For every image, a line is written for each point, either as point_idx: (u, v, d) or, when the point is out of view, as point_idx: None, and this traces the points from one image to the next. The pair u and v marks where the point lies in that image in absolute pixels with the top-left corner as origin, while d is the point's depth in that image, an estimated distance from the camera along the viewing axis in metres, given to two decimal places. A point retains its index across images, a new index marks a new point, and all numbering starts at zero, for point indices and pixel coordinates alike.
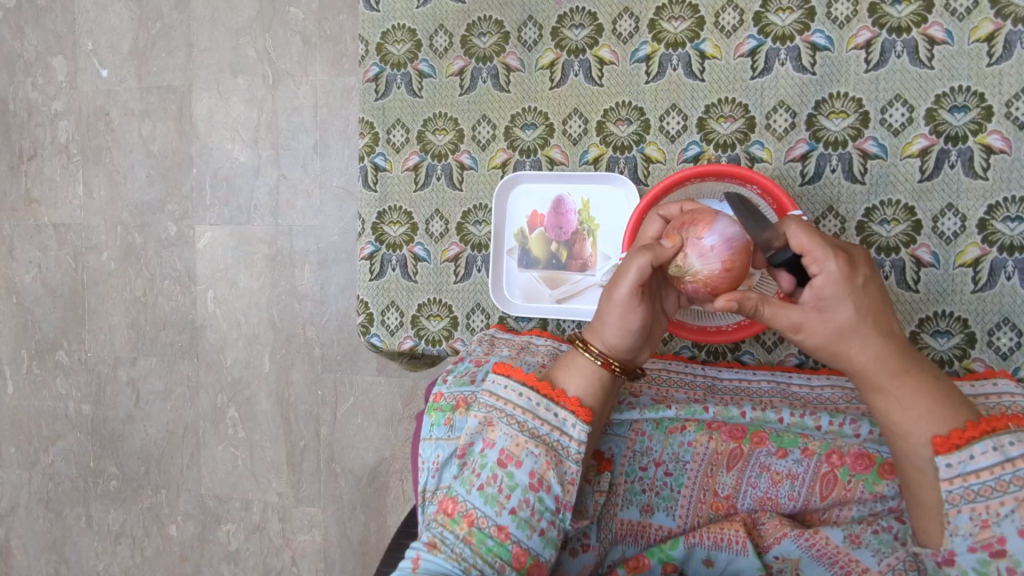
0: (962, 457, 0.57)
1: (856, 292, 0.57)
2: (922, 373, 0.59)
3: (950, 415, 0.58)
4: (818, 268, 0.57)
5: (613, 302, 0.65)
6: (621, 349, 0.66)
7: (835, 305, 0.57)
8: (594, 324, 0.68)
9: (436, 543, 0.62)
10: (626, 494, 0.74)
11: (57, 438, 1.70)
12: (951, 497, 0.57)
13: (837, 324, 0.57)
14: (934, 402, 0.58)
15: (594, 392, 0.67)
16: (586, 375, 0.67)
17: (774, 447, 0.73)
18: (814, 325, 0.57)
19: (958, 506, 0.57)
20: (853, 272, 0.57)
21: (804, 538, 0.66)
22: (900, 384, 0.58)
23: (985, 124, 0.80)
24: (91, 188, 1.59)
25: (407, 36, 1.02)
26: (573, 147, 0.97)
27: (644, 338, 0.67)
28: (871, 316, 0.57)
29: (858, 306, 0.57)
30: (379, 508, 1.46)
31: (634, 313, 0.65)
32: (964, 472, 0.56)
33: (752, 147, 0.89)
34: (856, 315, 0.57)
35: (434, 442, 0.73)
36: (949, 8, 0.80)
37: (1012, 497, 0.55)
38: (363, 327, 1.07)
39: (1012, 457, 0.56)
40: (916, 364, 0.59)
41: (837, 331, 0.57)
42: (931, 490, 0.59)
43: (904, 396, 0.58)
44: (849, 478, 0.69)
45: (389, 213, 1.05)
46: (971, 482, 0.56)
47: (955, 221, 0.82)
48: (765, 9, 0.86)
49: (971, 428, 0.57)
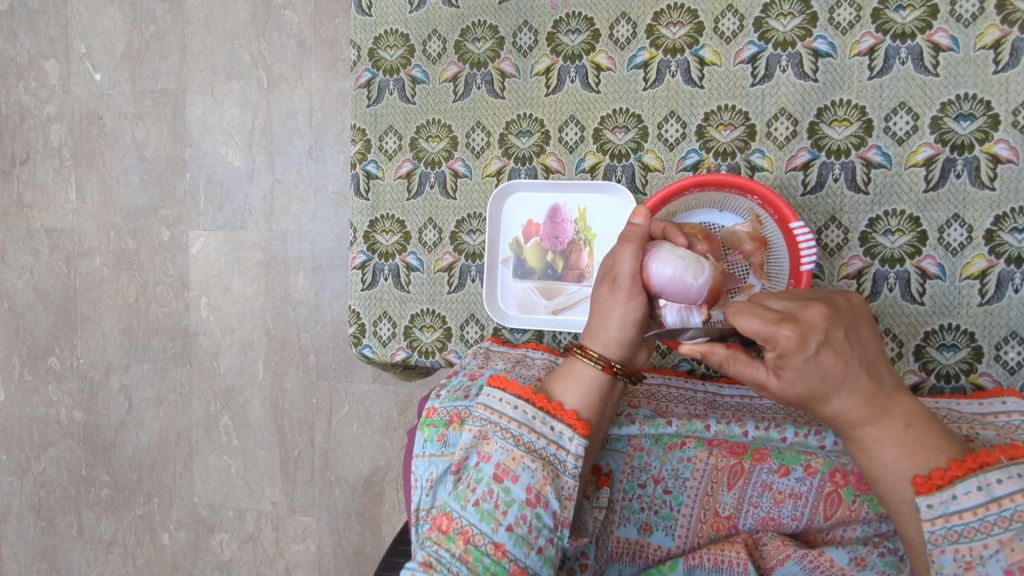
0: (943, 497, 0.53)
1: (812, 359, 0.51)
2: (894, 420, 0.54)
3: (928, 457, 0.54)
4: (772, 345, 0.51)
5: (613, 294, 0.66)
6: (624, 343, 0.67)
7: (788, 374, 0.52)
8: (593, 328, 0.68)
9: (431, 563, 0.59)
10: (624, 512, 0.72)
11: (48, 446, 1.67)
12: (934, 537, 0.54)
13: (797, 388, 0.52)
14: (905, 452, 0.54)
15: (591, 405, 0.65)
16: (583, 383, 0.66)
17: (776, 464, 0.69)
18: (773, 388, 0.53)
19: (942, 546, 0.54)
20: (806, 339, 0.50)
21: (807, 559, 0.64)
22: (867, 433, 0.55)
23: (992, 133, 0.78)
24: (84, 193, 1.57)
25: (400, 41, 1.00)
26: (569, 156, 0.95)
27: (641, 336, 0.68)
28: (834, 378, 0.52)
29: (816, 373, 0.51)
30: (374, 517, 1.44)
31: (637, 301, 0.66)
32: (946, 513, 0.53)
33: (752, 156, 0.87)
34: (814, 380, 0.52)
35: (426, 459, 0.70)
36: (954, 14, 0.78)
37: (995, 539, 0.52)
38: (355, 337, 1.05)
39: (998, 496, 0.53)
40: (891, 414, 0.54)
41: (797, 393, 0.53)
42: (913, 529, 0.56)
43: (871, 445, 0.55)
44: (854, 498, 0.66)
45: (381, 221, 1.03)
46: (954, 522, 0.53)
47: (961, 232, 0.80)
48: (766, 14, 0.84)
49: (953, 467, 0.54)
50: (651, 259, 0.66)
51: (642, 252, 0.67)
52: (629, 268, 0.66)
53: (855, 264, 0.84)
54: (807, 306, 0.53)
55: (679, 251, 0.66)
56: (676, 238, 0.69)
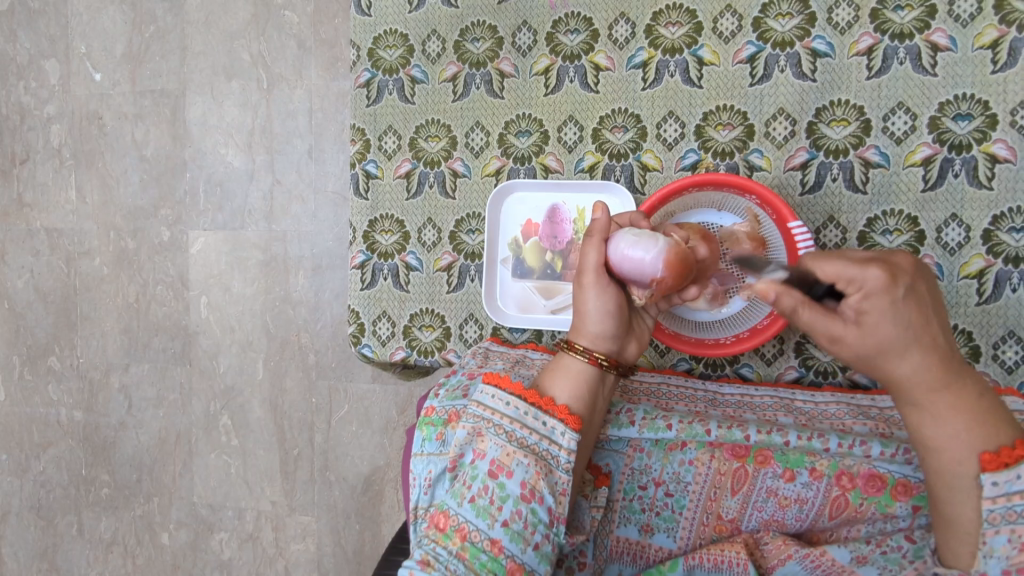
0: (1010, 476, 0.50)
1: (900, 304, 0.49)
2: (964, 388, 0.52)
3: (995, 430, 0.52)
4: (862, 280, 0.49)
5: (585, 288, 0.68)
6: (606, 335, 0.68)
7: (878, 318, 0.49)
8: (575, 325, 0.69)
9: (429, 561, 0.59)
10: (624, 512, 0.72)
11: (48, 445, 1.67)
12: (992, 517, 0.51)
13: (877, 339, 0.50)
14: (974, 421, 0.52)
15: (581, 400, 0.66)
16: (571, 376, 0.67)
17: (780, 468, 0.69)
18: (849, 339, 0.51)
19: (998, 526, 0.51)
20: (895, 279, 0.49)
21: (809, 559, 0.64)
22: (938, 401, 0.52)
23: (990, 133, 0.78)
24: (84, 193, 1.57)
25: (399, 41, 1.00)
26: (568, 155, 0.95)
27: (624, 327, 0.69)
28: (916, 329, 0.50)
29: (901, 320, 0.49)
30: (374, 516, 1.44)
31: (608, 291, 0.68)
32: (1010, 492, 0.50)
33: (751, 156, 0.87)
34: (899, 331, 0.49)
35: (424, 458, 0.70)
36: (952, 14, 0.78)
37: None
38: (354, 337, 1.05)
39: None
40: (961, 379, 0.52)
41: (879, 343, 0.50)
42: (969, 507, 0.52)
43: (940, 414, 0.52)
44: (860, 501, 0.66)
45: (380, 221, 1.04)
46: (1015, 503, 0.51)
47: (959, 232, 0.80)
48: (765, 14, 0.85)
49: (1020, 446, 0.51)
50: (612, 247, 0.68)
51: (605, 243, 0.69)
52: (595, 260, 0.68)
53: None
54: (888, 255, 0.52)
55: (635, 233, 0.68)
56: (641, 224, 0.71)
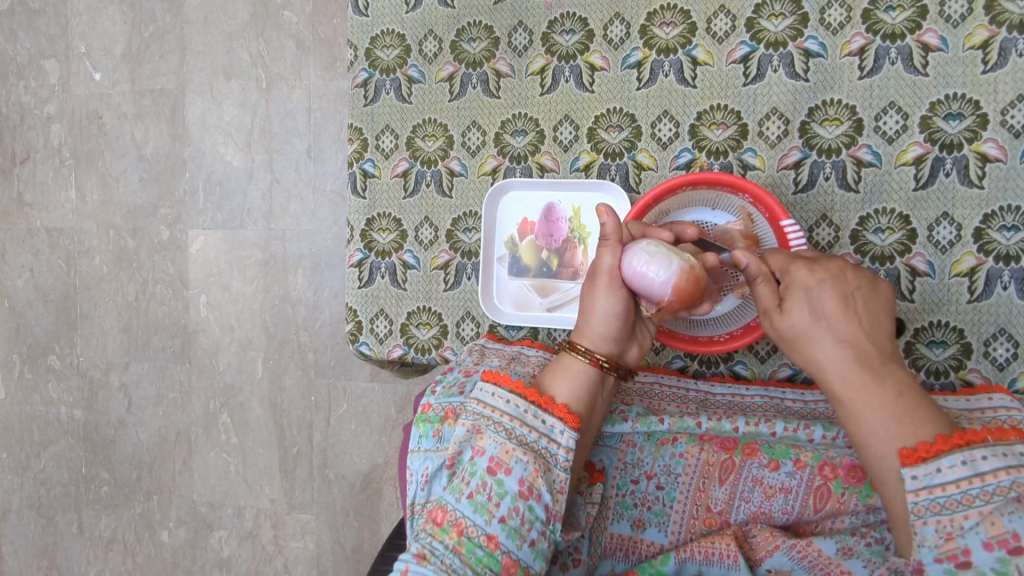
0: (928, 469, 0.54)
1: (810, 294, 0.62)
2: (886, 387, 0.57)
3: (916, 427, 0.56)
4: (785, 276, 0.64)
5: (596, 289, 0.69)
6: (608, 338, 0.69)
7: (792, 304, 0.62)
8: (580, 324, 0.70)
9: (425, 555, 0.60)
10: (617, 508, 0.73)
11: (48, 444, 1.68)
12: (917, 508, 0.54)
13: (792, 323, 0.62)
14: (893, 416, 0.56)
15: (581, 399, 0.67)
16: (571, 375, 0.67)
17: (766, 459, 0.71)
18: (772, 321, 0.63)
19: (924, 518, 0.54)
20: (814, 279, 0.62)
21: (796, 549, 0.64)
22: (857, 397, 0.58)
23: (980, 132, 0.79)
24: (83, 192, 1.58)
25: (397, 41, 1.01)
26: (564, 154, 0.96)
27: (627, 332, 0.70)
28: (828, 319, 0.60)
29: (812, 308, 0.61)
30: (373, 514, 1.45)
31: (616, 295, 0.69)
32: (930, 485, 0.54)
33: (745, 155, 0.88)
34: (810, 316, 0.61)
35: (421, 455, 0.71)
36: (943, 14, 0.79)
37: (977, 511, 0.52)
38: (352, 335, 1.06)
39: (982, 471, 0.53)
40: (883, 378, 0.58)
41: (794, 326, 0.62)
42: (897, 499, 0.56)
43: (858, 408, 0.58)
44: (843, 491, 0.67)
45: (378, 219, 1.04)
46: (937, 494, 0.54)
47: (950, 230, 0.81)
48: (757, 14, 0.85)
49: (939, 441, 0.54)
50: (628, 253, 0.68)
51: (621, 247, 0.69)
52: (609, 262, 0.69)
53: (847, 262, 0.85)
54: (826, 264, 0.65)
55: (652, 245, 0.68)
56: (657, 236, 0.71)
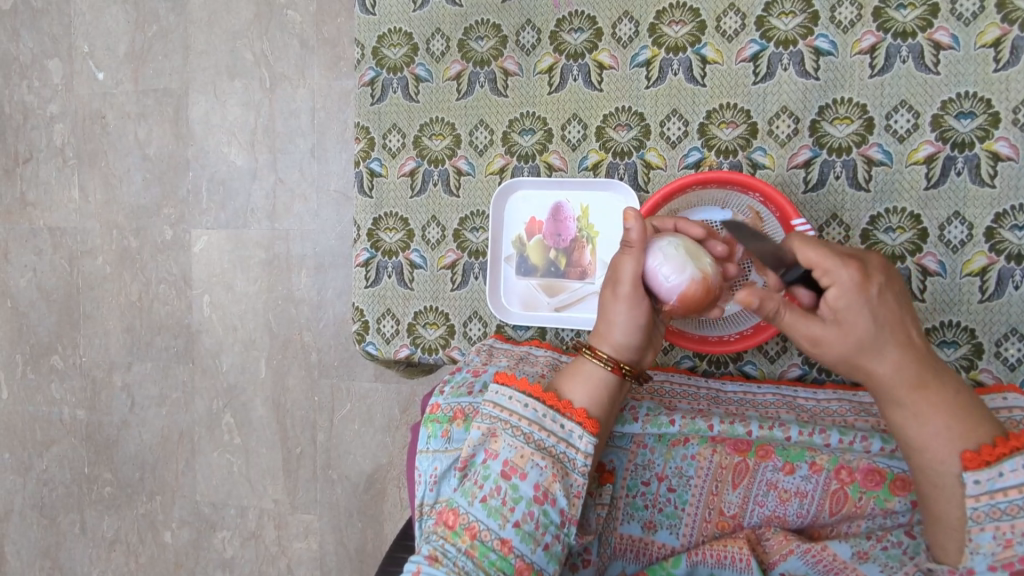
0: (990, 474, 0.53)
1: (872, 302, 0.55)
2: (942, 387, 0.56)
3: (973, 430, 0.55)
4: (830, 279, 0.55)
5: (617, 298, 0.67)
6: (630, 348, 0.67)
7: (853, 315, 0.55)
8: (600, 330, 0.68)
9: (436, 556, 0.59)
10: (627, 509, 0.72)
11: (51, 444, 1.68)
12: (976, 514, 0.54)
13: (856, 336, 0.55)
14: (952, 418, 0.55)
15: (600, 403, 0.66)
16: (592, 382, 0.66)
17: (780, 461, 0.70)
18: (830, 338, 0.56)
19: (982, 524, 0.54)
20: (867, 280, 0.55)
21: (811, 554, 0.64)
22: (920, 399, 0.55)
23: (992, 131, 0.78)
24: (86, 192, 1.58)
25: (403, 40, 1.00)
26: (572, 154, 0.95)
27: (647, 341, 0.68)
28: (889, 325, 0.55)
29: (874, 316, 0.55)
30: (376, 515, 1.44)
31: (640, 306, 0.66)
32: (992, 489, 0.53)
33: (754, 154, 0.87)
34: (874, 324, 0.55)
35: (430, 455, 0.70)
36: (954, 12, 0.78)
37: None
38: (358, 335, 1.06)
39: None
40: (936, 377, 0.56)
41: (856, 338, 0.55)
42: (953, 505, 0.55)
43: (920, 411, 0.55)
44: (860, 495, 0.66)
45: (385, 219, 1.04)
46: (998, 499, 0.53)
47: (961, 230, 0.81)
48: (767, 13, 0.85)
49: (1000, 444, 0.54)
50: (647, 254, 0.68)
51: (642, 254, 0.67)
52: (630, 270, 0.67)
53: None
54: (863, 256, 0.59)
55: (672, 247, 0.68)
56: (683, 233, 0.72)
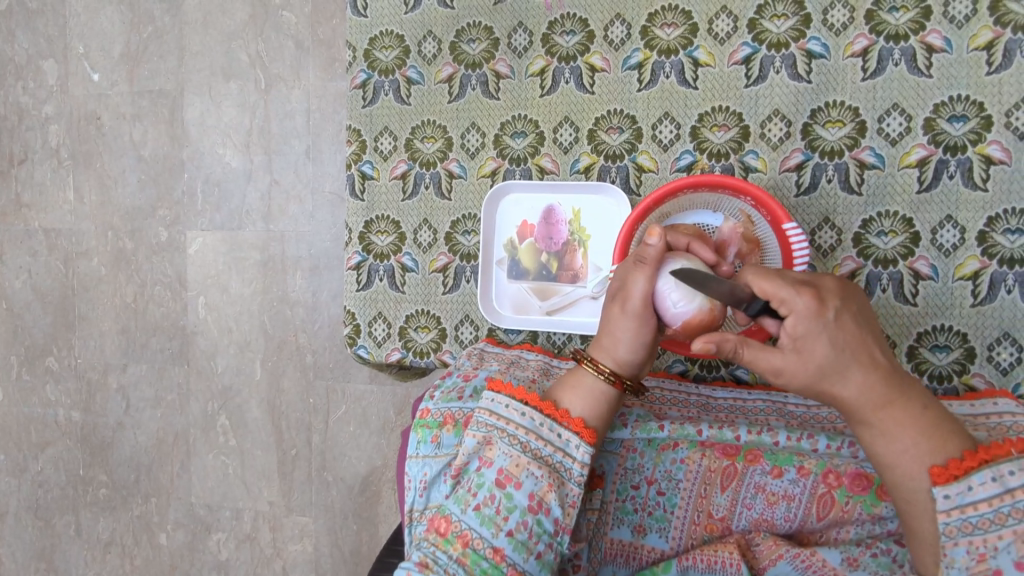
0: (960, 488, 0.53)
1: (829, 326, 0.54)
2: (910, 403, 0.55)
3: (940, 444, 0.55)
4: (787, 308, 0.55)
5: (624, 315, 0.65)
6: (631, 365, 0.66)
7: (810, 342, 0.54)
8: (602, 343, 0.67)
9: (427, 564, 0.60)
10: (617, 513, 0.72)
11: (46, 445, 1.67)
12: (948, 529, 0.54)
13: (816, 362, 0.54)
14: (920, 433, 0.55)
15: (598, 414, 0.65)
16: (592, 396, 0.66)
17: (769, 465, 0.69)
18: (792, 368, 0.55)
19: (955, 539, 0.53)
20: (822, 305, 0.54)
21: (800, 558, 0.64)
22: (888, 417, 0.55)
23: (985, 134, 0.78)
24: (82, 194, 1.57)
25: (395, 42, 1.00)
26: (564, 156, 0.95)
27: (649, 358, 0.68)
28: (850, 349, 0.54)
29: (834, 341, 0.54)
30: (372, 517, 1.44)
31: (647, 326, 0.65)
32: (962, 504, 0.53)
33: (747, 157, 0.87)
34: (834, 348, 0.54)
35: (420, 460, 0.70)
36: (947, 15, 0.78)
37: (1010, 531, 0.52)
38: (350, 338, 1.05)
39: (1011, 488, 0.53)
40: (903, 393, 0.55)
41: (818, 364, 0.54)
42: (926, 520, 0.55)
43: (889, 430, 0.55)
44: (847, 500, 0.66)
45: (377, 221, 1.04)
46: (969, 514, 0.53)
47: (954, 233, 0.80)
48: (759, 15, 0.85)
49: (968, 457, 0.54)
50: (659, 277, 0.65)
51: (655, 273, 0.65)
52: (642, 289, 0.65)
53: (847, 265, 0.84)
54: (817, 280, 0.57)
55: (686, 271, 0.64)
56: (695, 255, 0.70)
